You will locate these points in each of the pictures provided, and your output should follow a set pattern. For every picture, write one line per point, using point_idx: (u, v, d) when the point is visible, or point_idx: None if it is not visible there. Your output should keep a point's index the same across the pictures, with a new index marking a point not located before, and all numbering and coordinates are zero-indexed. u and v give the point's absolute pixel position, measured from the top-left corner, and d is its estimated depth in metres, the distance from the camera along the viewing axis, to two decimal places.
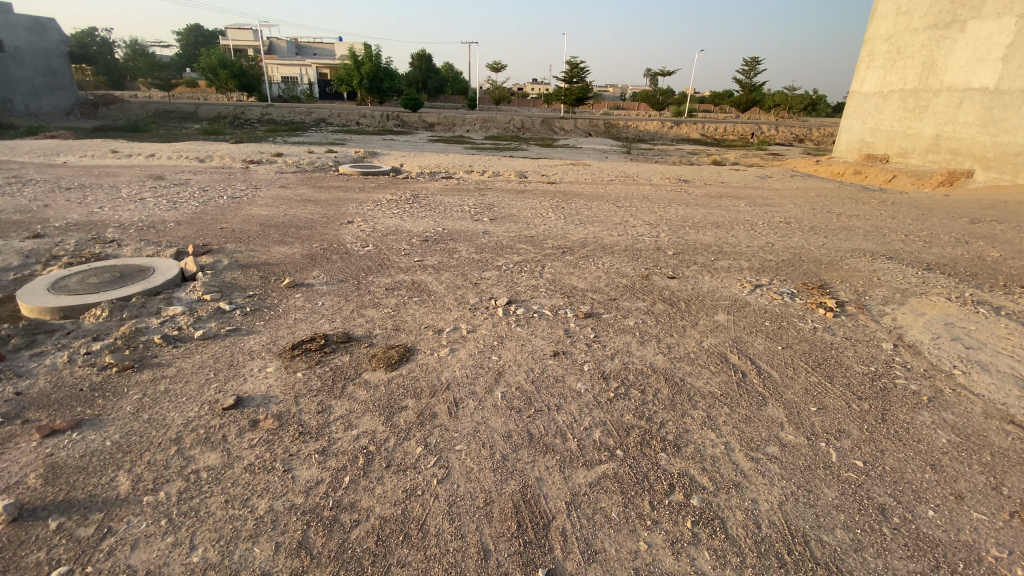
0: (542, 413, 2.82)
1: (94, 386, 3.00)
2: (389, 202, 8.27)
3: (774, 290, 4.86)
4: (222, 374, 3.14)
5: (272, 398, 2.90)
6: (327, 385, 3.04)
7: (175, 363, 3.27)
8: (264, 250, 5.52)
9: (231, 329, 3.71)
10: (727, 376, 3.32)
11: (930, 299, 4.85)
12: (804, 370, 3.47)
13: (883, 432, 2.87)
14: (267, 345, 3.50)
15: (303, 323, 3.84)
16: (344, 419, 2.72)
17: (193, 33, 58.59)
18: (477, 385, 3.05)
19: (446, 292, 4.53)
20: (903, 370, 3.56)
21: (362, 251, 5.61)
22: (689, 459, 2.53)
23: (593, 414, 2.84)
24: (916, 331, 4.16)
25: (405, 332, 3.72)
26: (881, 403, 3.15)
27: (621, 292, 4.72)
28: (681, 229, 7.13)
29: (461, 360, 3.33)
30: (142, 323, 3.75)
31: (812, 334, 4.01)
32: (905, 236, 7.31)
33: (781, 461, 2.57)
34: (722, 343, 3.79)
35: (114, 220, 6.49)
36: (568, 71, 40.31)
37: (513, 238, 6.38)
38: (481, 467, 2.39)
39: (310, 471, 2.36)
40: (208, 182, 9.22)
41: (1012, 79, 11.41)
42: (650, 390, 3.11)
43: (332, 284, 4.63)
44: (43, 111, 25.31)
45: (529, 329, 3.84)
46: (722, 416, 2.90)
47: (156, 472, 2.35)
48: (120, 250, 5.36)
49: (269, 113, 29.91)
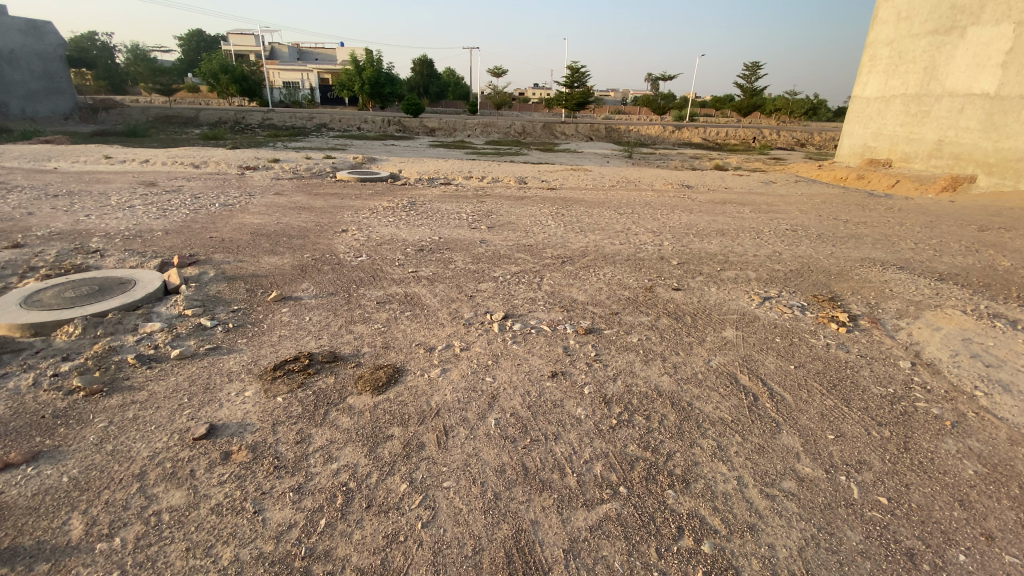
0: (539, 443, 2.60)
1: (57, 413, 2.81)
2: (385, 209, 8.08)
3: (783, 303, 4.66)
4: (196, 400, 2.94)
5: (247, 426, 2.70)
6: (308, 411, 2.82)
7: (147, 387, 3.07)
8: (253, 260, 5.33)
9: (210, 348, 3.51)
10: (738, 400, 3.10)
11: (945, 312, 4.64)
12: (819, 393, 3.24)
13: (907, 463, 2.65)
14: (248, 365, 3.29)
15: (287, 340, 3.64)
16: (324, 451, 2.51)
17: (196, 39, 58.90)
18: (469, 411, 2.84)
19: (439, 306, 4.33)
20: (922, 391, 3.33)
21: (355, 261, 5.41)
22: (699, 497, 2.31)
23: (594, 444, 2.62)
24: (933, 348, 3.94)
25: (395, 351, 3.51)
26: (902, 430, 2.93)
27: (623, 305, 4.52)
28: (685, 237, 6.94)
29: (454, 383, 3.12)
30: (116, 341, 3.55)
31: (825, 352, 3.80)
32: (914, 244, 7.10)
33: (799, 499, 2.35)
34: (732, 362, 3.57)
35: (99, 229, 6.32)
36: (569, 76, 40.24)
37: (512, 248, 6.18)
38: (471, 508, 2.18)
39: (283, 513, 2.15)
40: (202, 189, 9.06)
41: (1013, 85, 11.23)
42: (656, 416, 2.89)
43: (321, 297, 4.43)
44: (39, 115, 25.22)
45: (526, 347, 3.63)
46: (734, 446, 2.68)
47: (114, 514, 2.17)
48: (102, 262, 5.17)
49: (269, 118, 29.85)
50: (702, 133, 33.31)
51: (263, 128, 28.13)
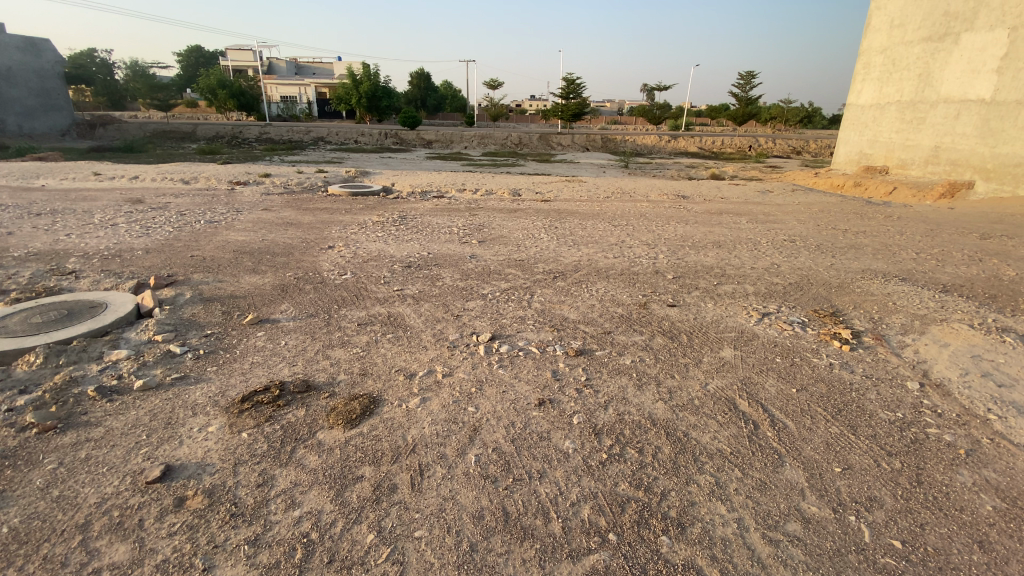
0: (521, 484, 2.40)
1: (5, 454, 2.60)
2: (375, 224, 7.92)
3: (783, 320, 4.47)
4: (156, 436, 2.74)
5: (207, 467, 2.50)
6: (274, 448, 2.62)
7: (105, 422, 2.87)
8: (233, 280, 5.15)
9: (177, 377, 3.30)
10: (737, 429, 2.90)
11: (952, 326, 4.45)
12: (824, 419, 3.04)
13: (920, 499, 2.45)
14: (214, 397, 3.09)
15: (259, 368, 3.44)
16: (286, 496, 2.30)
17: (194, 55, 59.34)
18: (448, 446, 2.64)
19: (423, 327, 4.13)
20: (933, 416, 3.13)
21: (338, 280, 5.22)
22: (696, 544, 2.11)
23: (582, 483, 2.42)
24: (942, 366, 3.74)
25: (373, 378, 3.31)
26: (913, 460, 2.72)
27: (617, 323, 4.32)
28: (681, 250, 6.76)
29: (433, 414, 2.91)
30: (79, 371, 3.34)
31: (829, 373, 3.60)
32: (916, 254, 6.93)
33: (805, 545, 2.15)
34: (729, 385, 3.37)
35: (79, 249, 6.14)
36: (565, 87, 40.38)
37: (503, 263, 5.99)
38: (443, 562, 1.98)
39: (235, 570, 1.94)
40: (189, 205, 8.90)
41: (1008, 91, 11.16)
42: (650, 449, 2.69)
43: (300, 319, 4.23)
44: (36, 132, 25.14)
45: (512, 371, 3.43)
46: (733, 483, 2.48)
47: (49, 572, 1.96)
48: (76, 284, 4.97)
49: (266, 132, 29.84)
50: (697, 142, 33.33)
51: (259, 142, 28.10)
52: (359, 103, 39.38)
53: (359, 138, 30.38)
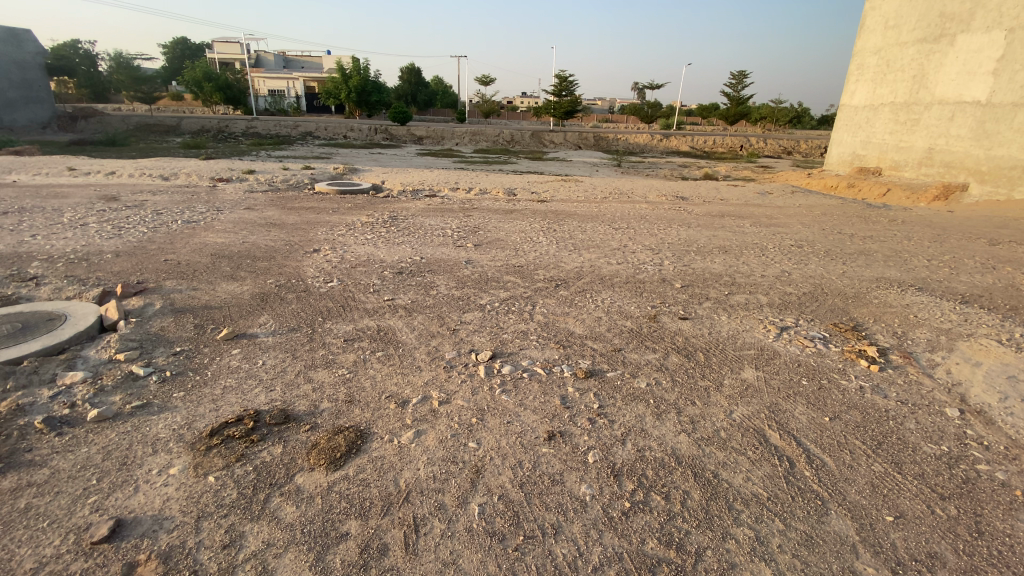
0: (534, 543, 2.06)
1: None
2: (363, 225, 7.53)
3: (804, 336, 4.16)
4: (108, 481, 2.34)
5: (164, 522, 2.12)
6: (244, 497, 2.26)
7: (50, 463, 2.46)
8: (208, 288, 4.75)
9: (138, 406, 2.91)
10: (772, 467, 2.59)
11: (980, 343, 4.16)
12: (865, 455, 2.74)
13: (984, 555, 2.14)
14: (179, 430, 2.71)
15: (232, 394, 3.05)
16: (258, 560, 1.95)
17: (180, 46, 58.18)
18: (448, 493, 2.31)
19: (416, 344, 3.77)
20: (980, 449, 2.83)
21: (324, 288, 4.84)
22: None
23: (603, 542, 2.09)
24: (979, 390, 3.44)
25: (360, 407, 2.94)
26: (968, 505, 2.42)
27: (627, 339, 3.99)
28: (685, 255, 6.48)
29: (429, 452, 2.56)
30: (26, 399, 2.92)
31: (860, 398, 3.29)
32: (928, 261, 6.68)
33: None
34: (757, 413, 3.06)
35: (43, 251, 5.69)
36: (558, 84, 39.85)
37: (500, 269, 5.65)
38: None
39: None
40: (167, 203, 8.46)
41: (1004, 93, 11.01)
42: (677, 495, 2.36)
43: (280, 335, 3.85)
44: (17, 125, 24.23)
45: (517, 398, 3.08)
46: (775, 537, 2.16)
47: None
48: (36, 292, 4.54)
49: (252, 126, 29.14)
50: (689, 141, 33.12)
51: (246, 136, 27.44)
52: (348, 97, 38.62)
53: (349, 133, 29.76)
